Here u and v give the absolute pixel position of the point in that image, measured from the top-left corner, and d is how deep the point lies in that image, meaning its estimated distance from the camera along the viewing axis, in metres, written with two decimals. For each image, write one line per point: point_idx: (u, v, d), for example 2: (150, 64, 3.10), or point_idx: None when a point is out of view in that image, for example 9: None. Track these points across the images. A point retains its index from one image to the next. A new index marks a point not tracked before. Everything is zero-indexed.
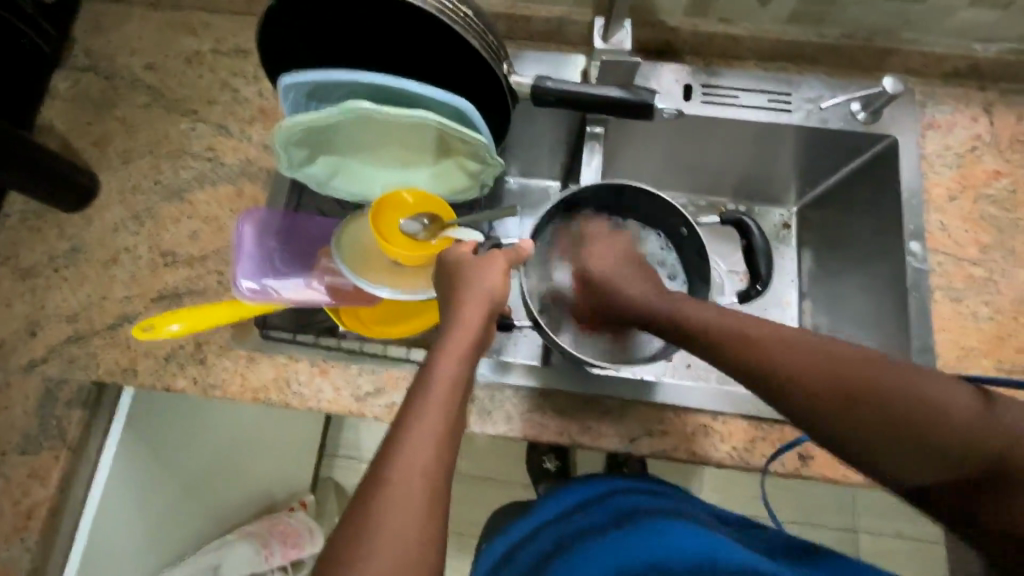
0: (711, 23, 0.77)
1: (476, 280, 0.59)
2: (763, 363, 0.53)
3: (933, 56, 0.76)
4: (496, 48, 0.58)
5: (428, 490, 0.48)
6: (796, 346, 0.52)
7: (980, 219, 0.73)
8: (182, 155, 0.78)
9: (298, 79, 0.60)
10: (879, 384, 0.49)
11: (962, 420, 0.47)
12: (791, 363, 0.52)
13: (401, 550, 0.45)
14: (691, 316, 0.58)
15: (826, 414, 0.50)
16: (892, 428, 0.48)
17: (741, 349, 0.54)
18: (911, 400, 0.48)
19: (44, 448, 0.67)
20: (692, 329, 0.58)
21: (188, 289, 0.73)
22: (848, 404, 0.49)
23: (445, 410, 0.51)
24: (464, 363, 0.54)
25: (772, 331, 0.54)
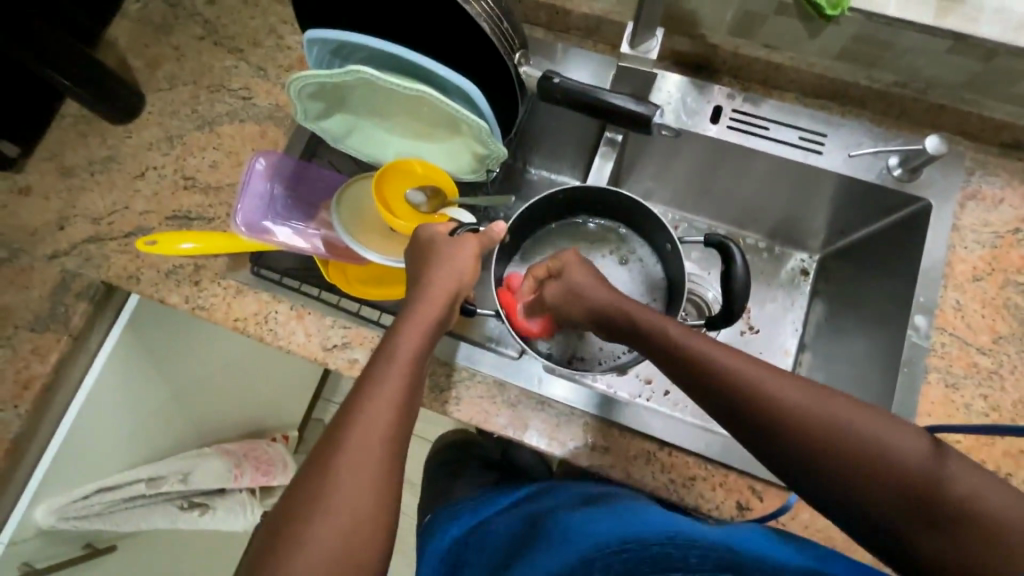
0: (754, 47, 0.73)
1: (447, 257, 0.63)
2: (768, 421, 0.48)
3: (992, 123, 0.70)
4: (510, 37, 0.58)
5: (385, 451, 0.49)
6: (814, 413, 0.47)
7: (1003, 306, 0.67)
8: (220, 90, 0.83)
9: (320, 36, 0.62)
10: (798, 409, 0.47)
11: (890, 455, 0.45)
12: (717, 364, 0.50)
13: (358, 504, 0.47)
14: (700, 355, 0.51)
15: (778, 450, 0.48)
16: (808, 447, 0.47)
17: (750, 404, 0.48)
18: (842, 430, 0.46)
19: (50, 330, 0.75)
20: (697, 371, 0.51)
21: (199, 215, 0.78)
22: (854, 482, 0.45)
23: (406, 373, 0.54)
24: (427, 331, 0.58)
25: (795, 391, 0.48)
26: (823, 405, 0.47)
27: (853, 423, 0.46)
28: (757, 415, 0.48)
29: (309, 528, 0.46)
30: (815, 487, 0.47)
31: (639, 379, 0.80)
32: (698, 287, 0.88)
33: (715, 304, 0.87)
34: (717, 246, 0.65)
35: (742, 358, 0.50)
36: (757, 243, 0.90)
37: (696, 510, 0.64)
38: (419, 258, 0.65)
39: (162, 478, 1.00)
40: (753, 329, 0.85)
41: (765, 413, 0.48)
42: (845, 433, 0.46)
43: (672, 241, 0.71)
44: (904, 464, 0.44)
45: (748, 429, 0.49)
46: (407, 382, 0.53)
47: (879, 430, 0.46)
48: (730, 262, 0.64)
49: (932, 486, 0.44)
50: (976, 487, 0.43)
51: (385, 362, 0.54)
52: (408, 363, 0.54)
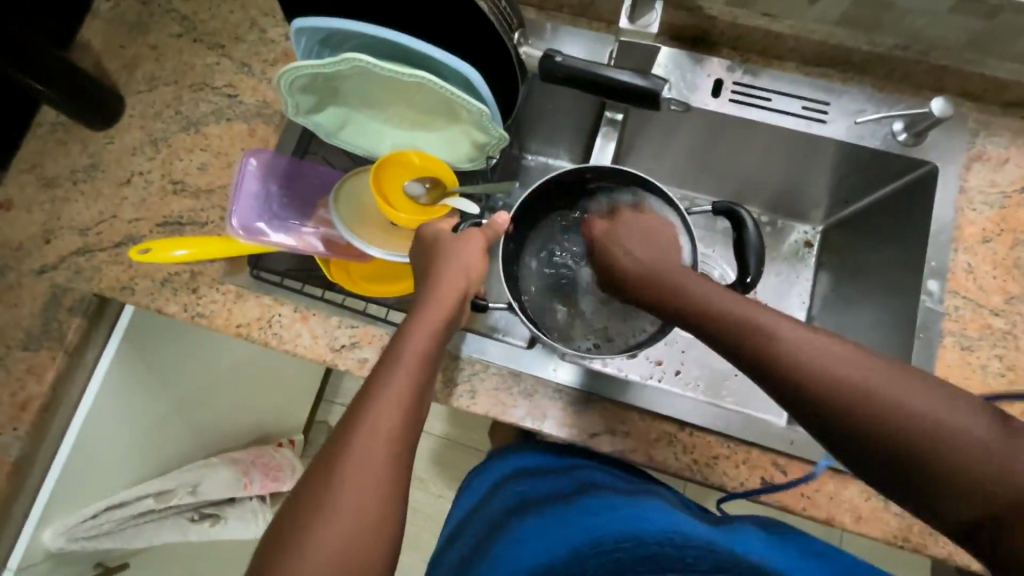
0: (753, 17, 0.72)
1: (454, 255, 0.61)
2: (823, 391, 0.46)
3: (995, 82, 0.69)
4: (508, 16, 0.56)
5: (391, 454, 0.48)
6: (862, 374, 0.46)
7: (1013, 266, 0.67)
8: (204, 88, 0.80)
9: (309, 25, 0.60)
10: (859, 381, 0.45)
11: (953, 424, 0.43)
12: (772, 329, 0.50)
13: (362, 510, 0.46)
14: (749, 321, 0.51)
15: (837, 423, 0.46)
16: (868, 416, 0.45)
17: (804, 373, 0.47)
18: (899, 400, 0.44)
19: (44, 348, 0.72)
20: (746, 338, 0.50)
21: (191, 220, 0.75)
22: (915, 452, 0.43)
23: (414, 377, 0.52)
24: (435, 331, 0.56)
25: (820, 338, 0.48)
26: (867, 365, 0.46)
27: (908, 391, 0.44)
28: (813, 382, 0.47)
29: (311, 536, 0.44)
30: (873, 459, 0.45)
31: (651, 361, 0.79)
32: (704, 266, 0.87)
33: (722, 282, 0.86)
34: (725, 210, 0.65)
35: (792, 323, 0.49)
36: (759, 218, 0.89)
37: (718, 489, 0.63)
38: (424, 257, 0.63)
39: (171, 492, 0.97)
40: (761, 304, 0.85)
41: (822, 384, 0.46)
42: (874, 379, 0.45)
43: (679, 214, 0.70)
44: (957, 426, 0.43)
45: (802, 400, 0.47)
46: (414, 383, 0.52)
47: (937, 399, 0.44)
48: (743, 228, 0.64)
49: (960, 432, 0.43)
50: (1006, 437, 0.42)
51: (390, 363, 0.52)
52: (415, 363, 0.53)
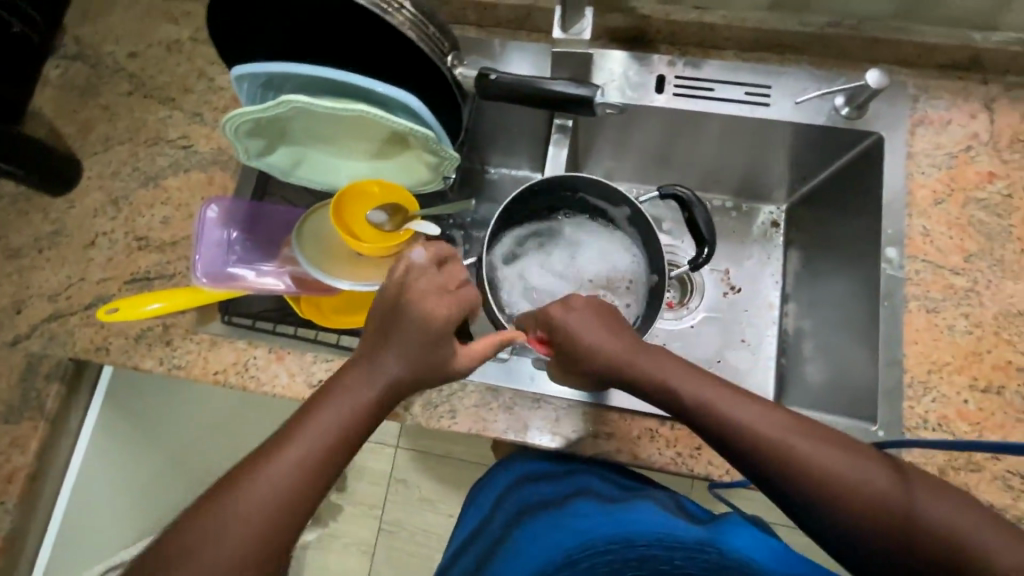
0: (685, 11, 0.74)
1: (418, 318, 0.54)
2: (758, 452, 0.52)
3: (927, 47, 0.71)
4: (439, 41, 0.57)
5: (283, 508, 0.47)
6: (790, 440, 0.51)
7: (968, 224, 0.68)
8: (159, 143, 0.81)
9: (248, 70, 0.61)
10: (788, 447, 0.51)
11: (868, 485, 0.49)
12: (711, 400, 0.55)
13: (236, 551, 0.45)
14: (693, 393, 0.55)
15: (771, 479, 0.52)
16: (795, 475, 0.50)
17: (739, 436, 0.53)
18: (824, 463, 0.50)
19: (24, 419, 0.72)
20: (690, 408, 0.55)
21: (159, 273, 0.75)
22: (838, 509, 0.49)
23: (338, 435, 0.50)
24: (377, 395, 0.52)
25: (765, 414, 0.53)
26: (795, 433, 0.52)
27: (831, 458, 0.50)
28: (748, 446, 0.52)
29: (214, 520, 0.46)
30: (804, 510, 0.51)
31: None
32: (673, 258, 0.88)
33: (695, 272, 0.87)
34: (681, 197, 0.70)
35: (728, 396, 0.54)
36: (724, 204, 0.90)
37: (706, 478, 0.64)
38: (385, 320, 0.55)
39: None
40: (735, 289, 0.86)
41: (759, 446, 0.52)
42: (817, 456, 0.50)
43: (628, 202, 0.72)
44: (873, 486, 0.49)
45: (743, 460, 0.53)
46: (335, 441, 0.50)
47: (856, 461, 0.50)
48: (691, 208, 0.69)
49: (897, 503, 0.48)
50: (932, 500, 0.48)
51: (353, 380, 0.52)
52: (376, 390, 0.52)
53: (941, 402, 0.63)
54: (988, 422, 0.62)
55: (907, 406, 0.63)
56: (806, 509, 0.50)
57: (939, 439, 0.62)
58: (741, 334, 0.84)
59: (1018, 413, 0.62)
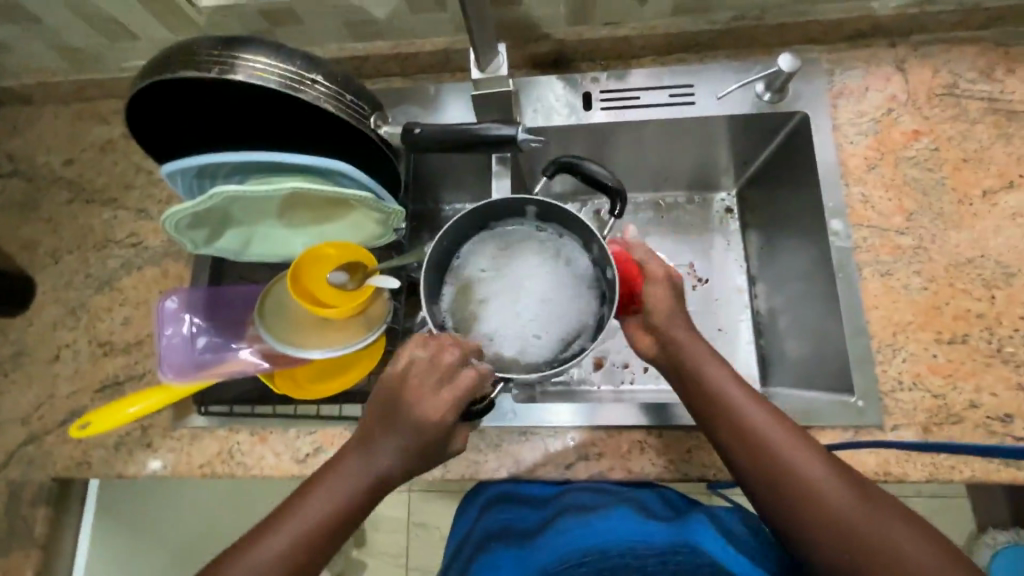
0: (597, 29, 0.75)
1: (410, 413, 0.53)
2: (764, 459, 0.54)
3: (830, 23, 0.73)
4: (359, 106, 0.58)
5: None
6: (800, 457, 0.53)
7: (903, 183, 0.70)
8: (108, 245, 0.81)
9: (179, 166, 0.61)
10: (795, 463, 0.53)
11: (855, 508, 0.51)
12: (734, 404, 0.56)
13: None
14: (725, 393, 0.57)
15: (768, 488, 0.53)
16: (792, 489, 0.52)
17: (751, 440, 0.55)
18: (820, 483, 0.52)
19: (15, 549, 0.71)
20: (717, 407, 0.57)
21: (128, 375, 0.75)
22: (824, 529, 0.51)
23: (320, 521, 0.54)
24: (351, 488, 0.54)
25: (782, 428, 0.55)
26: (806, 451, 0.54)
27: (829, 483, 0.52)
28: (759, 452, 0.54)
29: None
30: (787, 525, 0.52)
31: (619, 366, 0.83)
32: None
33: None
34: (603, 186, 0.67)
35: (754, 403, 0.57)
36: (677, 199, 0.91)
37: (701, 479, 0.64)
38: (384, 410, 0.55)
39: None
40: (703, 280, 0.86)
41: (768, 454, 0.54)
42: (824, 482, 0.52)
43: (533, 201, 0.67)
44: (862, 512, 0.50)
45: (748, 466, 0.54)
46: (315, 526, 0.54)
47: (852, 487, 0.52)
48: (580, 169, 0.67)
49: (875, 531, 0.50)
50: (911, 538, 0.49)
51: (345, 469, 0.55)
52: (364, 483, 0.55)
53: (911, 362, 0.64)
54: (959, 373, 0.63)
55: (879, 372, 0.64)
56: (790, 525, 0.52)
57: (916, 397, 0.63)
58: (717, 323, 0.84)
59: (986, 359, 0.63)
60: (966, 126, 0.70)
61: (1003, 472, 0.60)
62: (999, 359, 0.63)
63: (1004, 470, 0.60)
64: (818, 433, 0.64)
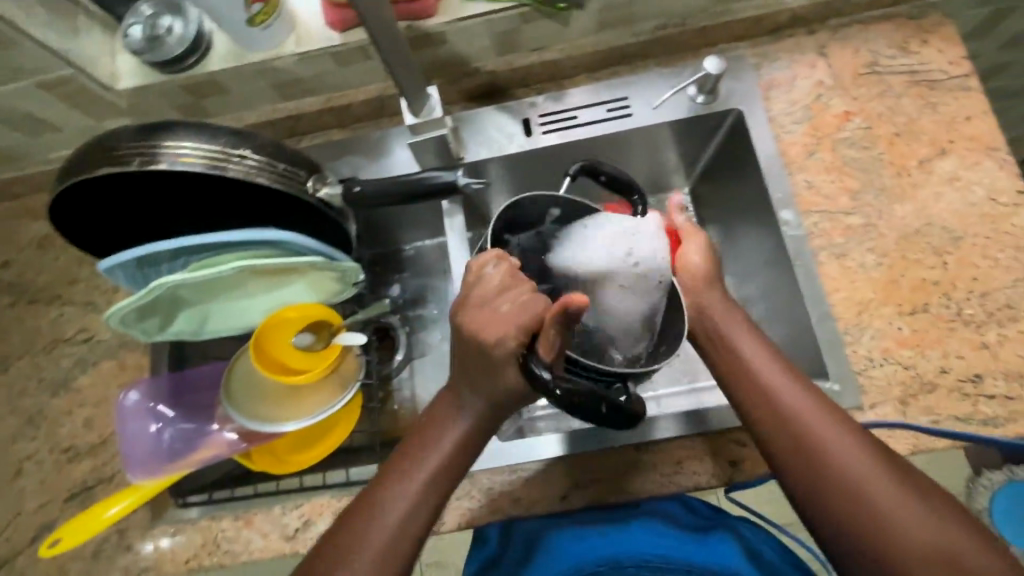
0: (525, 56, 0.76)
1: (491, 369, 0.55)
2: (776, 410, 0.54)
3: (749, 20, 0.75)
4: (293, 174, 0.56)
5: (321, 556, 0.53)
6: (815, 414, 0.53)
7: (843, 165, 0.71)
8: (59, 345, 0.77)
9: (116, 262, 0.59)
10: (807, 418, 0.53)
11: (862, 466, 0.49)
12: (752, 361, 0.57)
13: None
14: (747, 357, 0.58)
15: (779, 442, 0.53)
16: (801, 441, 0.52)
17: (765, 393, 0.55)
18: (829, 440, 0.51)
19: None
20: (735, 365, 0.58)
21: (98, 479, 0.71)
22: (827, 482, 0.50)
23: (423, 495, 0.55)
24: (449, 454, 0.57)
25: (801, 390, 0.55)
26: (823, 410, 0.53)
27: (839, 440, 0.51)
28: (773, 404, 0.54)
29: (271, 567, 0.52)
30: (795, 479, 0.51)
31: None
32: None
33: None
34: (624, 188, 0.64)
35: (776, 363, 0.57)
36: None
37: (696, 487, 0.64)
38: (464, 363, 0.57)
39: None
40: None
41: (781, 408, 0.54)
42: (837, 437, 0.51)
43: (558, 202, 0.63)
44: (868, 469, 0.49)
45: (762, 418, 0.55)
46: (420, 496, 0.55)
47: (864, 446, 0.51)
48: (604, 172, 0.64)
49: (879, 490, 0.48)
50: (916, 499, 0.47)
51: (442, 436, 0.57)
52: (463, 447, 0.57)
53: (878, 338, 0.65)
54: (926, 342, 0.64)
55: (850, 353, 0.65)
56: (796, 479, 0.51)
57: (890, 372, 0.64)
58: None
59: (948, 325, 0.65)
60: (893, 100, 0.72)
61: (983, 432, 0.61)
62: (961, 322, 0.64)
63: (983, 430, 0.61)
64: None
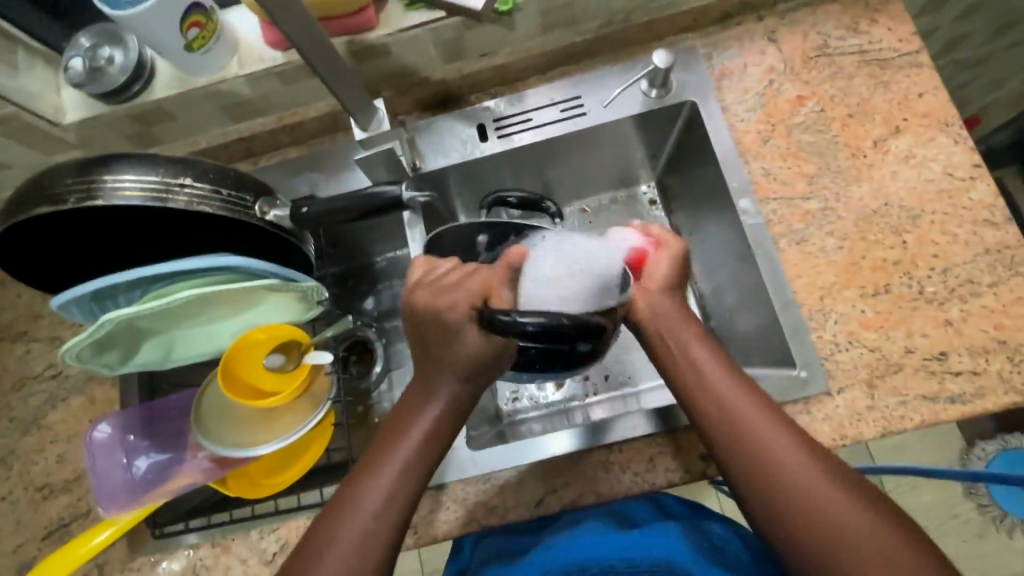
0: (475, 61, 0.76)
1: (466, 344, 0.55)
2: (727, 423, 0.53)
3: (696, 11, 0.75)
4: (238, 198, 0.56)
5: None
6: (765, 428, 0.51)
7: (798, 149, 0.71)
8: (27, 382, 0.77)
9: (67, 298, 0.58)
10: (756, 433, 0.51)
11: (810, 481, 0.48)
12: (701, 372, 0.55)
13: None
14: (700, 369, 0.55)
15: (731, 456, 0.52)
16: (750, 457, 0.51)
17: (716, 407, 0.53)
18: (778, 456, 0.50)
19: None
20: (685, 375, 0.56)
21: (74, 515, 0.71)
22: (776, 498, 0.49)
23: (398, 485, 0.54)
24: (424, 441, 0.56)
25: (751, 402, 0.53)
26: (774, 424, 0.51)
27: (788, 456, 0.50)
28: (723, 418, 0.53)
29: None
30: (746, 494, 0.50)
31: (578, 381, 0.82)
32: None
33: None
34: (534, 202, 0.77)
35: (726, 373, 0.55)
36: (602, 200, 0.89)
37: (669, 484, 0.64)
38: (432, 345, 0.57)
39: None
40: None
41: (732, 421, 0.52)
42: (785, 452, 0.50)
43: (482, 228, 0.70)
44: (815, 484, 0.48)
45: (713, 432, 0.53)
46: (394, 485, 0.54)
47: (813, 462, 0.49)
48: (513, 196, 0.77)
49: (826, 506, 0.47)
50: (864, 515, 0.46)
51: (415, 425, 0.57)
52: (437, 432, 0.57)
53: (842, 322, 0.65)
54: (889, 323, 0.64)
55: (815, 339, 0.65)
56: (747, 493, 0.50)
57: (855, 355, 0.64)
58: None
59: (911, 304, 0.64)
60: (845, 82, 0.72)
61: (950, 410, 0.61)
62: (923, 301, 0.64)
63: (951, 407, 0.61)
64: None
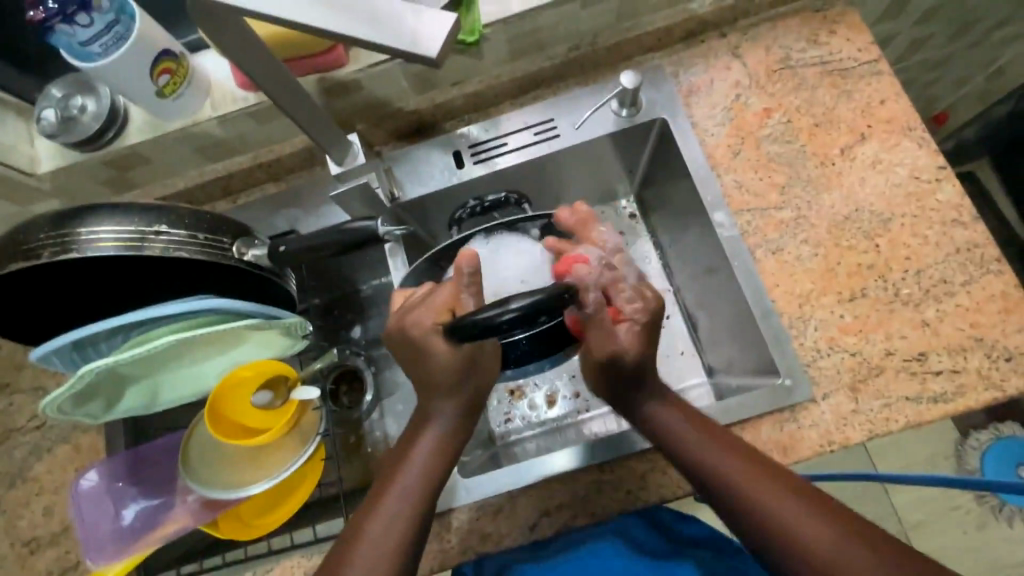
0: (447, 91, 0.77)
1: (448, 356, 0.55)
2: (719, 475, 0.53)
3: (660, 31, 0.77)
4: (216, 242, 0.56)
5: None
6: (753, 476, 0.51)
7: (768, 161, 0.72)
8: (11, 434, 0.76)
9: (47, 349, 0.58)
10: (746, 483, 0.51)
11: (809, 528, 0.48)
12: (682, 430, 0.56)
13: None
14: (679, 427, 0.56)
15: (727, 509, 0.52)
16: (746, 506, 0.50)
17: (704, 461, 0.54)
18: (771, 502, 0.50)
19: None
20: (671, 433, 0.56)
21: (64, 568, 0.70)
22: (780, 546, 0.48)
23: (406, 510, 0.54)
24: (426, 461, 0.57)
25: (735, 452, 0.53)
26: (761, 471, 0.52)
27: (779, 501, 0.49)
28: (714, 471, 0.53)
29: None
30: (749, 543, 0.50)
31: (568, 398, 0.82)
32: None
33: None
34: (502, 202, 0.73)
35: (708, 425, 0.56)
36: None
37: (663, 501, 0.64)
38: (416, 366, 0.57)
39: None
40: None
41: (721, 473, 0.53)
42: (776, 497, 0.50)
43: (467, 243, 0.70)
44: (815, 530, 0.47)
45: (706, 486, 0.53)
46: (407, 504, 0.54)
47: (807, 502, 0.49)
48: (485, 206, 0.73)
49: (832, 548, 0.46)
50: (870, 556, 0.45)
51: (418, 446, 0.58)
52: (439, 452, 0.58)
53: (822, 328, 0.66)
54: (868, 327, 0.65)
55: (796, 347, 0.66)
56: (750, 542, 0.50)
57: (837, 361, 0.65)
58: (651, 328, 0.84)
59: (887, 307, 0.65)
60: (808, 93, 0.74)
61: (933, 410, 0.62)
62: (899, 303, 0.65)
63: (934, 407, 0.62)
64: (757, 424, 0.64)
